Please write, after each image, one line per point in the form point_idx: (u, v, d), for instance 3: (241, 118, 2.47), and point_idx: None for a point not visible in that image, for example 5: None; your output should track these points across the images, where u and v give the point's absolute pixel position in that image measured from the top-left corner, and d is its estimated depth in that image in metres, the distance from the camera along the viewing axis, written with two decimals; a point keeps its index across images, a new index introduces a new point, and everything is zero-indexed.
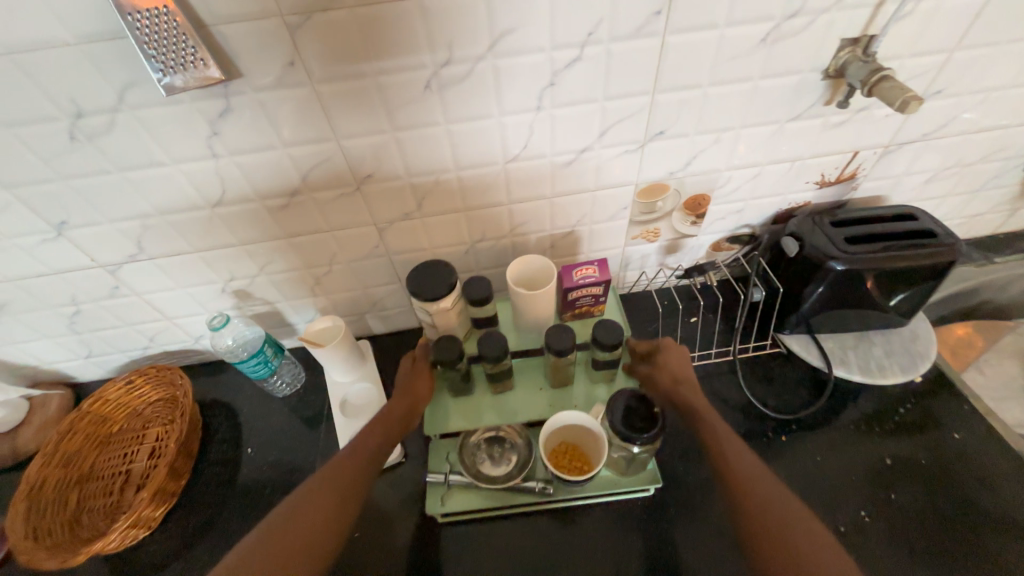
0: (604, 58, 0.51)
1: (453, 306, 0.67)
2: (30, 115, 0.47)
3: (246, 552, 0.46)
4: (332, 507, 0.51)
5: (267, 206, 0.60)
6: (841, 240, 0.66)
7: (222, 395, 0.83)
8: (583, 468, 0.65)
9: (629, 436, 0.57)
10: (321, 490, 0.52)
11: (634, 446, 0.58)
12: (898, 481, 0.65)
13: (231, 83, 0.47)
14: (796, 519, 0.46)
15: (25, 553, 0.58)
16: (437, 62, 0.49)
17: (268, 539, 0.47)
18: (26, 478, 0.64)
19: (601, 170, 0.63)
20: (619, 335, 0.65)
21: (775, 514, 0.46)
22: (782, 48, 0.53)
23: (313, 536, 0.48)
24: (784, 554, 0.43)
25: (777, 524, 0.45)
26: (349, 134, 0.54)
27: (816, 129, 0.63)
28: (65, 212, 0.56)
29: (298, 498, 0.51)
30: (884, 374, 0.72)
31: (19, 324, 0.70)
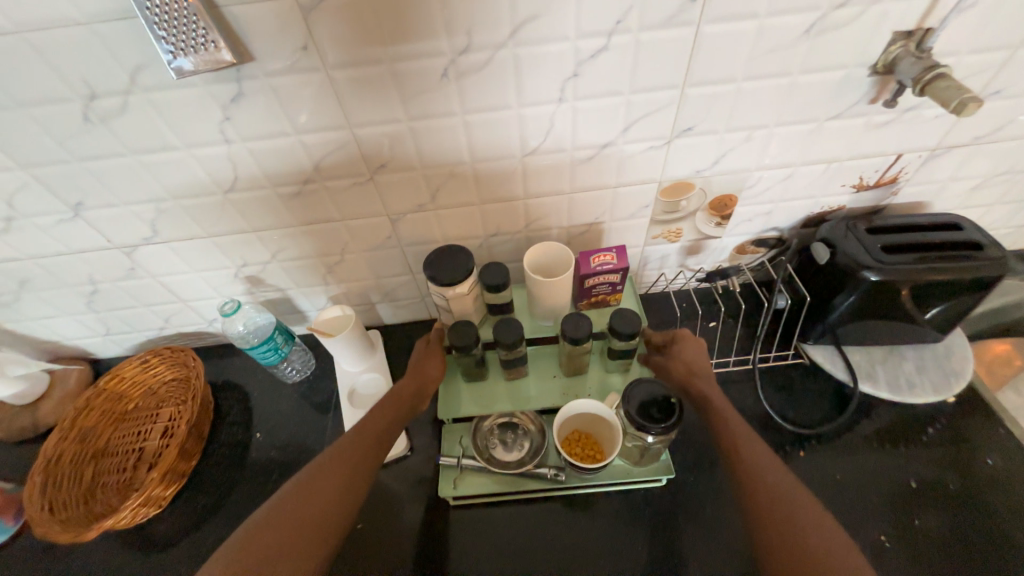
0: (632, 47, 0.48)
1: (469, 291, 0.65)
2: (44, 97, 0.46)
3: (256, 526, 0.46)
4: (338, 486, 0.50)
5: (280, 194, 0.59)
6: (877, 248, 0.62)
7: (233, 377, 0.83)
8: (597, 455, 0.63)
9: (644, 426, 0.54)
10: (326, 469, 0.51)
11: (647, 436, 0.55)
12: (923, 504, 0.62)
13: (243, 67, 0.46)
14: (808, 510, 0.44)
15: (41, 526, 0.60)
16: (454, 49, 0.46)
17: (277, 513, 0.47)
18: (44, 452, 0.66)
19: (623, 166, 0.61)
20: (637, 323, 0.63)
21: (786, 506, 0.44)
22: (827, 40, 0.49)
23: (321, 515, 0.47)
24: (797, 545, 0.41)
25: (787, 515, 0.44)
26: (362, 122, 0.52)
27: (858, 129, 0.59)
28: (80, 194, 0.56)
29: (303, 478, 0.50)
30: (912, 392, 0.69)
31: (40, 300, 0.71)
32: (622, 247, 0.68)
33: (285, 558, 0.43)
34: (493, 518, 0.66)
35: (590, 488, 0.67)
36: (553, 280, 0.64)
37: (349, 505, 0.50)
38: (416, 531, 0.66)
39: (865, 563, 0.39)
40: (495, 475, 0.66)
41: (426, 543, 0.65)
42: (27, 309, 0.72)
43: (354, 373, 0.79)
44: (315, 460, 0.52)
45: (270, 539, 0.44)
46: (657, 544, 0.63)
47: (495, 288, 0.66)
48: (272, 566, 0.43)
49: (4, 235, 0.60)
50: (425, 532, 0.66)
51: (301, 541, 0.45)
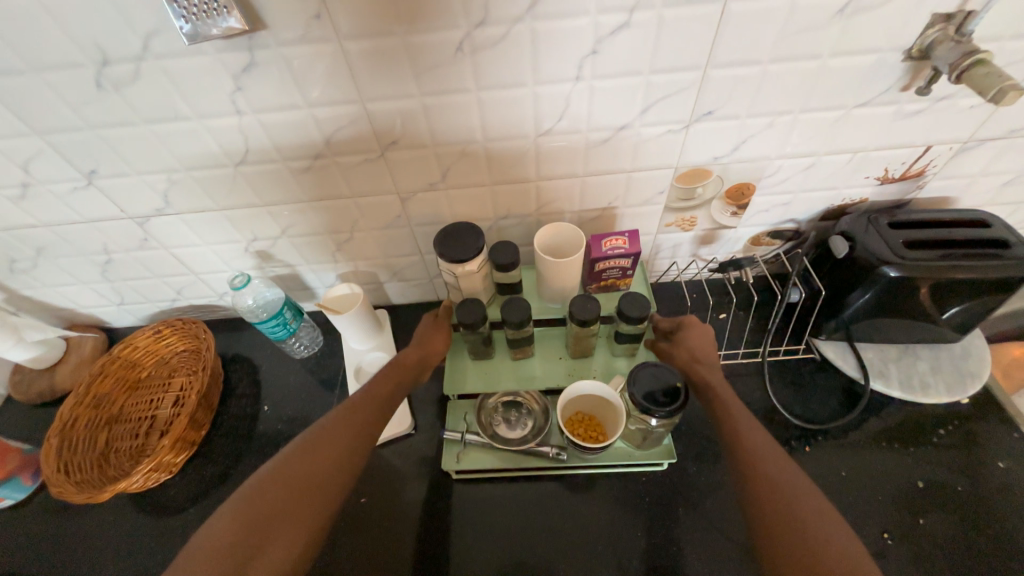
0: (654, 25, 0.46)
1: (478, 269, 0.64)
2: (58, 61, 0.46)
3: (260, 483, 0.46)
4: (344, 447, 0.50)
5: (291, 168, 0.59)
6: (898, 243, 0.60)
7: (243, 351, 0.85)
8: (598, 437, 0.63)
9: (648, 409, 0.54)
10: (331, 431, 0.51)
11: (651, 419, 0.55)
12: (930, 506, 0.61)
13: (255, 35, 0.45)
14: (805, 495, 0.44)
15: (57, 486, 0.62)
16: (471, 22, 0.45)
17: (282, 471, 0.47)
18: (60, 415, 0.68)
19: (639, 150, 0.59)
20: (646, 307, 0.62)
21: (785, 490, 0.44)
22: (861, 22, 0.47)
23: (327, 474, 0.48)
24: (791, 527, 0.41)
25: (785, 498, 0.44)
26: (375, 97, 0.51)
27: (887, 118, 0.56)
28: (94, 161, 0.56)
29: (308, 439, 0.50)
30: (926, 391, 0.67)
31: (56, 268, 0.72)
32: (636, 231, 0.67)
33: (290, 517, 0.44)
34: (494, 497, 0.67)
35: (591, 468, 0.68)
36: (563, 261, 0.63)
37: (356, 466, 0.50)
38: (418, 508, 0.67)
39: (861, 550, 0.40)
40: (497, 452, 0.67)
41: (427, 519, 0.66)
42: (43, 275, 0.74)
43: (361, 350, 0.80)
44: (319, 422, 0.52)
45: (274, 498, 0.45)
46: (656, 532, 0.64)
47: (504, 268, 0.66)
48: (277, 523, 0.44)
49: (21, 201, 0.61)
50: (427, 509, 0.67)
51: (306, 500, 0.46)
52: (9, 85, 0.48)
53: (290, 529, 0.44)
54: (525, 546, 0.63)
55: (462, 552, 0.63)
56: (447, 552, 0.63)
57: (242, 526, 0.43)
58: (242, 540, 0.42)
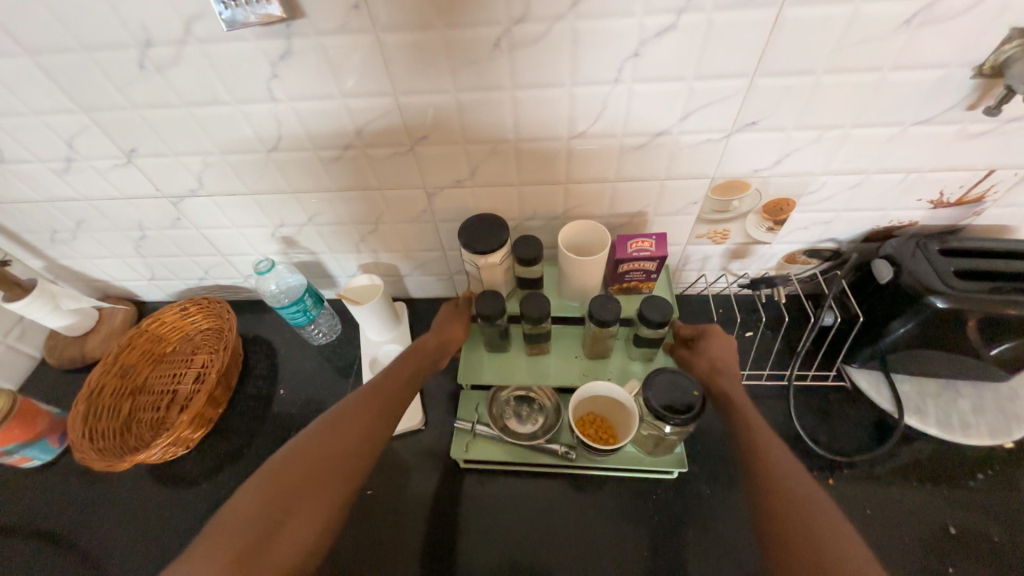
0: (703, 28, 0.44)
1: (501, 261, 0.63)
2: (105, 40, 0.47)
3: (285, 459, 0.46)
4: (365, 427, 0.51)
5: (321, 157, 0.59)
6: (948, 272, 0.57)
7: (263, 333, 0.86)
8: (609, 440, 0.61)
9: (662, 416, 0.52)
10: (351, 413, 0.52)
11: (665, 426, 0.53)
12: (960, 553, 0.57)
13: (294, 24, 0.45)
14: (805, 494, 0.43)
15: (80, 451, 0.64)
16: (511, 18, 0.44)
17: (306, 448, 0.47)
18: (88, 383, 0.70)
19: (676, 158, 0.57)
20: (669, 313, 0.59)
21: (786, 488, 0.44)
22: (929, 34, 0.43)
23: (346, 454, 0.48)
24: (794, 524, 0.41)
25: (787, 497, 0.43)
26: (408, 91, 0.50)
27: (948, 138, 0.53)
28: (134, 140, 0.58)
29: (328, 420, 0.50)
30: (965, 431, 0.63)
31: (93, 240, 0.75)
32: (663, 233, 0.65)
33: (313, 494, 0.45)
34: (498, 499, 0.66)
35: (599, 471, 0.66)
36: (585, 260, 0.61)
37: (376, 447, 0.51)
38: (421, 506, 0.66)
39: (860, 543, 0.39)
40: (506, 446, 0.66)
41: (431, 516, 0.66)
42: (81, 247, 0.76)
43: (377, 342, 0.80)
44: (339, 405, 0.53)
45: (295, 476, 0.45)
46: (663, 552, 0.62)
47: (526, 263, 0.63)
48: (302, 497, 0.44)
49: (64, 174, 0.63)
50: (431, 505, 0.66)
51: (327, 479, 0.46)
52: (59, 63, 0.49)
53: (313, 505, 0.44)
54: (525, 551, 0.62)
55: (463, 552, 0.63)
56: (448, 551, 0.63)
57: (265, 501, 0.43)
58: (266, 516, 0.42)
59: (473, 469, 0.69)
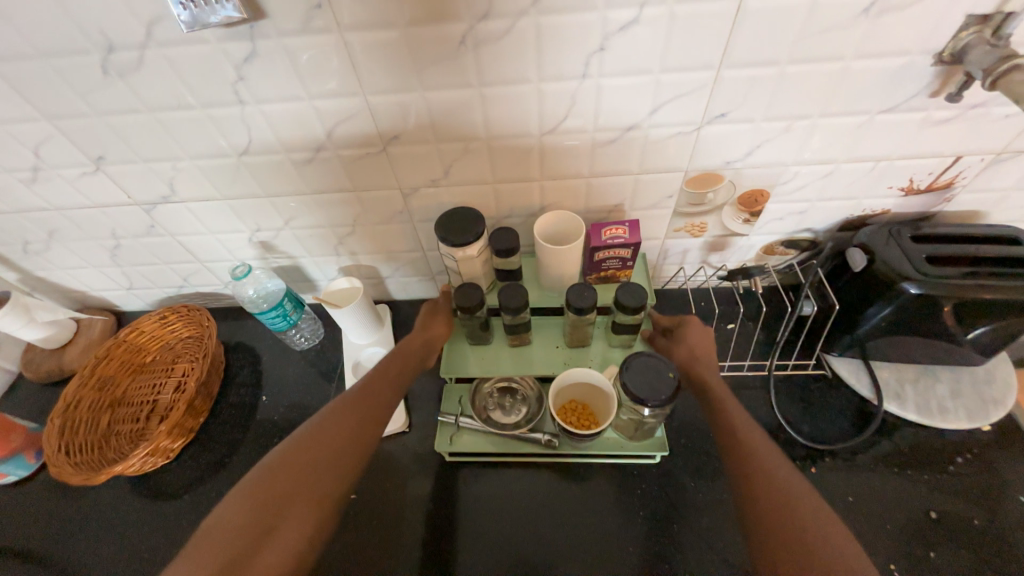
0: (666, 21, 0.44)
1: (478, 254, 0.62)
2: (66, 47, 0.46)
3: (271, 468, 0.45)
4: (354, 427, 0.50)
5: (293, 160, 0.58)
6: (921, 259, 0.57)
7: (245, 340, 0.85)
8: (590, 426, 0.60)
9: (640, 400, 0.51)
10: (338, 413, 0.51)
11: (644, 409, 0.53)
12: (941, 538, 0.57)
13: (257, 25, 0.44)
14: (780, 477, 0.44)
15: (56, 465, 0.63)
16: (474, 15, 0.44)
17: (291, 454, 0.46)
18: (64, 396, 0.69)
19: (648, 152, 0.57)
20: (644, 298, 0.58)
21: (763, 475, 0.44)
22: (887, 22, 0.44)
23: (336, 455, 0.48)
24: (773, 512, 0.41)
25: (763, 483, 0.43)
26: (376, 90, 0.50)
27: (914, 125, 0.53)
28: (102, 147, 0.57)
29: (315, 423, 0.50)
30: (944, 416, 0.63)
31: (67, 251, 0.74)
32: (636, 221, 0.63)
33: (306, 495, 0.44)
34: (483, 496, 0.66)
35: (583, 459, 0.66)
36: (559, 248, 0.60)
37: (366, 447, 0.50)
38: (407, 512, 0.65)
39: (839, 524, 0.39)
40: (491, 436, 0.65)
41: (415, 518, 0.65)
42: (55, 257, 0.75)
43: (360, 346, 0.79)
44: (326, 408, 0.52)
45: (285, 480, 0.44)
46: (649, 547, 0.61)
47: (504, 254, 0.62)
48: (290, 505, 0.43)
49: (32, 184, 0.62)
50: (416, 508, 0.66)
51: (317, 480, 0.46)
52: (20, 70, 0.48)
53: (305, 506, 0.44)
54: (511, 546, 0.62)
55: (451, 555, 0.62)
56: (435, 553, 0.62)
57: (257, 508, 0.42)
58: (257, 519, 0.42)
59: (459, 469, 0.68)
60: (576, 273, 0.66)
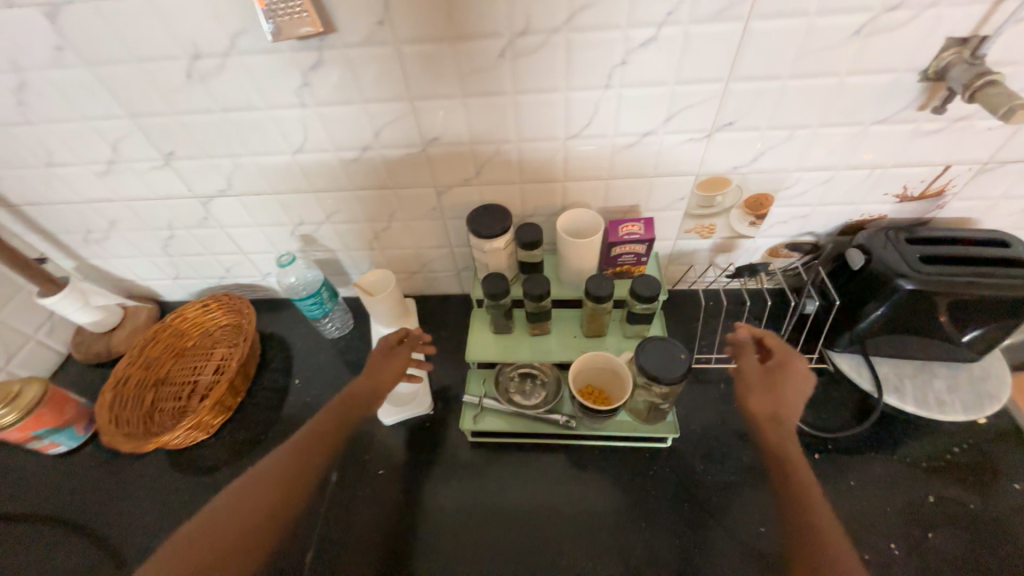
0: (680, 39, 0.50)
1: (505, 246, 0.68)
2: (159, 54, 0.53)
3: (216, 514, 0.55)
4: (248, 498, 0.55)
5: (341, 158, 0.65)
6: (916, 259, 0.62)
7: (278, 329, 0.91)
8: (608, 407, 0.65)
9: (655, 378, 0.56)
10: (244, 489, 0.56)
11: (658, 387, 0.57)
12: (940, 521, 0.60)
13: (326, 38, 0.52)
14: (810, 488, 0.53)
15: (107, 435, 0.68)
16: (514, 31, 0.50)
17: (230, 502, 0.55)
18: (114, 373, 0.75)
19: (662, 156, 0.63)
20: (658, 288, 0.63)
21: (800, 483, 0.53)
22: (877, 43, 0.50)
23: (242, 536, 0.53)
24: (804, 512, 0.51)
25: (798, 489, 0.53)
26: (422, 96, 0.57)
27: (905, 135, 0.59)
28: (173, 144, 0.64)
29: (229, 498, 0.55)
30: (942, 408, 0.67)
31: (124, 241, 0.81)
32: (651, 219, 0.68)
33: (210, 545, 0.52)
34: (504, 473, 0.70)
35: (599, 441, 0.70)
36: (579, 243, 0.66)
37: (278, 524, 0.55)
38: (447, 514, 0.66)
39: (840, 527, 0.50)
40: (512, 418, 0.70)
41: (444, 504, 0.67)
42: (112, 246, 0.82)
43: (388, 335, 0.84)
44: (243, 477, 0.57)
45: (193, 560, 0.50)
46: (662, 525, 0.64)
47: (529, 246, 0.68)
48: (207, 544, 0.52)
49: (105, 176, 0.69)
50: (442, 492, 0.68)
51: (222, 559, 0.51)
52: (116, 73, 0.56)
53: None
54: (531, 520, 0.65)
55: (474, 529, 0.65)
56: (462, 535, 0.65)
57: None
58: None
59: (480, 450, 0.72)
60: (594, 267, 0.71)
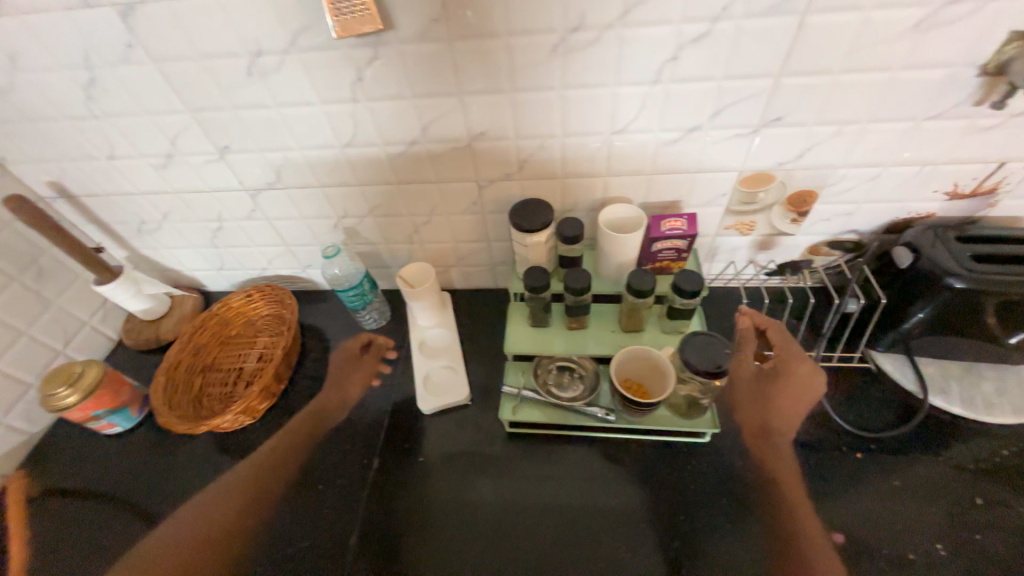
0: (733, 34, 0.51)
1: (546, 241, 0.68)
2: (222, 51, 0.56)
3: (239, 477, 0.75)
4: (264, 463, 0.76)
5: (387, 153, 0.67)
6: (966, 258, 0.60)
7: (317, 320, 0.93)
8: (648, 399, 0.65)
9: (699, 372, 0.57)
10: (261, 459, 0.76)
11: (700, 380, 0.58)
12: (988, 524, 0.59)
13: (383, 35, 0.53)
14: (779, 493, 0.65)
15: (162, 416, 0.71)
16: (566, 27, 0.51)
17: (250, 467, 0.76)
18: (166, 358, 0.78)
19: (706, 152, 0.63)
20: (701, 283, 0.63)
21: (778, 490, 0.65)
22: (935, 37, 0.49)
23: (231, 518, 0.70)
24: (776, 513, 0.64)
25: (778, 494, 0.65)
26: (472, 91, 0.58)
27: (958, 132, 0.58)
28: (228, 138, 0.66)
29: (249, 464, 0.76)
30: (990, 411, 0.66)
31: (174, 232, 0.84)
32: (693, 215, 0.68)
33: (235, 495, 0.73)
34: (541, 464, 0.71)
35: (637, 435, 0.71)
36: (620, 237, 0.66)
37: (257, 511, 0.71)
38: (487, 503, 0.68)
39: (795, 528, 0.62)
40: (550, 410, 0.71)
41: (484, 492, 0.69)
42: (163, 237, 0.85)
43: (424, 328, 0.86)
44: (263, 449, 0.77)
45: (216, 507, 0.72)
46: (702, 520, 0.64)
47: (570, 241, 0.68)
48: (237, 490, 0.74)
49: (162, 169, 0.72)
50: (482, 482, 0.70)
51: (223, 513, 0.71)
52: (179, 71, 0.58)
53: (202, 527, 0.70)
54: (570, 512, 0.66)
55: (513, 518, 0.66)
56: (502, 523, 0.66)
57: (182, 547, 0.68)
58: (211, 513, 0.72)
59: (517, 441, 0.73)
60: (633, 262, 0.71)
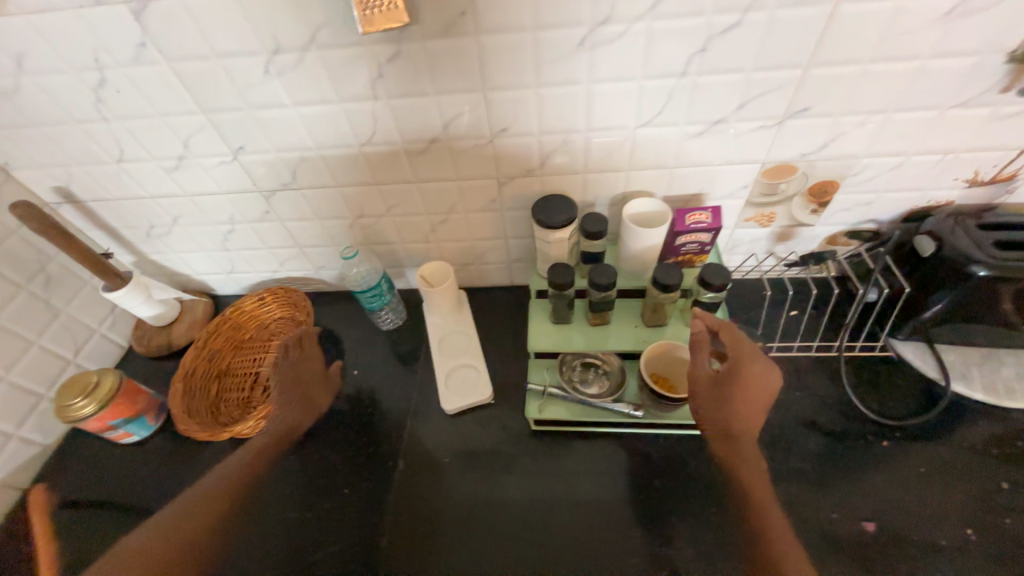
0: (765, 24, 0.50)
1: (569, 237, 0.68)
2: (238, 49, 0.54)
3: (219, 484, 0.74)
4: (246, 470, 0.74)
5: (407, 151, 0.65)
6: (990, 245, 0.61)
7: (332, 322, 0.92)
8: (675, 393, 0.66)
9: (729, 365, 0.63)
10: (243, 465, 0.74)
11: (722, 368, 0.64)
12: (1014, 508, 0.60)
13: (407, 30, 0.52)
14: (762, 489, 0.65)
15: (182, 424, 0.70)
16: (595, 20, 0.50)
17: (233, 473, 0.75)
18: (182, 364, 0.76)
19: (730, 144, 0.63)
20: (728, 276, 0.63)
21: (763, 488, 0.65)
22: (965, 24, 0.49)
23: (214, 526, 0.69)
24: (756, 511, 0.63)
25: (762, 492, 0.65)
26: (496, 87, 0.57)
27: (981, 119, 0.58)
28: (243, 138, 0.65)
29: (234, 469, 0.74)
30: (1011, 396, 0.67)
31: (184, 235, 0.82)
32: (716, 208, 0.68)
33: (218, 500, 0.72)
34: (569, 462, 0.70)
35: (663, 429, 0.71)
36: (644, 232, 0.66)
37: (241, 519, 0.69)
38: (516, 503, 0.67)
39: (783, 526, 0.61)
40: (576, 407, 0.70)
41: (513, 491, 0.68)
42: (172, 241, 0.83)
43: (443, 327, 0.85)
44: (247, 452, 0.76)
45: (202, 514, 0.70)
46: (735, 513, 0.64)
47: (592, 236, 0.68)
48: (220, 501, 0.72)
49: (173, 171, 0.70)
50: (510, 481, 0.69)
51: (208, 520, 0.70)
52: (194, 70, 0.57)
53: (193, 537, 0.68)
54: (601, 509, 0.66)
55: (544, 516, 0.66)
56: (533, 521, 0.66)
57: None
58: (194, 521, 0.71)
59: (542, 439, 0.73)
60: (656, 257, 0.71)
